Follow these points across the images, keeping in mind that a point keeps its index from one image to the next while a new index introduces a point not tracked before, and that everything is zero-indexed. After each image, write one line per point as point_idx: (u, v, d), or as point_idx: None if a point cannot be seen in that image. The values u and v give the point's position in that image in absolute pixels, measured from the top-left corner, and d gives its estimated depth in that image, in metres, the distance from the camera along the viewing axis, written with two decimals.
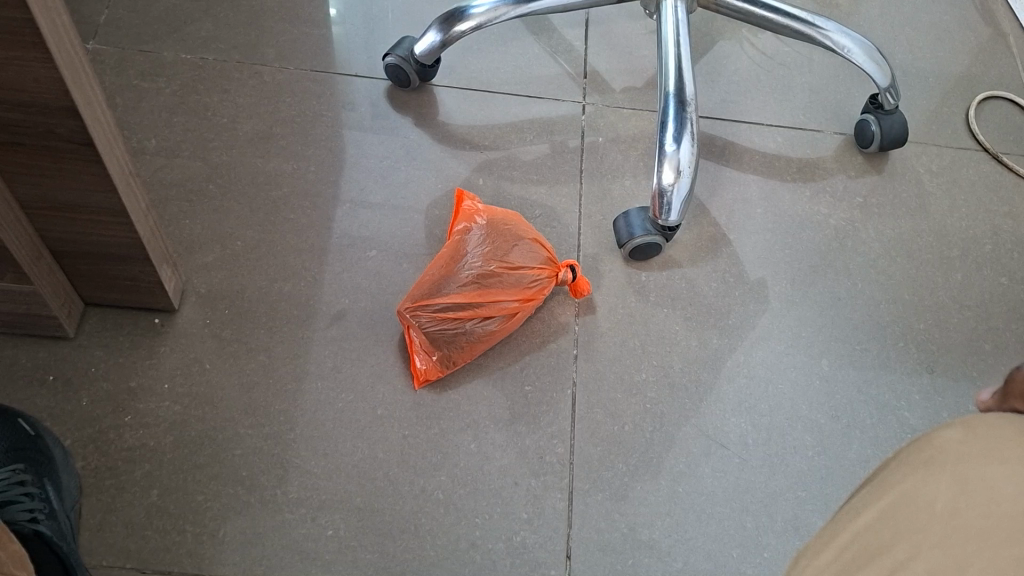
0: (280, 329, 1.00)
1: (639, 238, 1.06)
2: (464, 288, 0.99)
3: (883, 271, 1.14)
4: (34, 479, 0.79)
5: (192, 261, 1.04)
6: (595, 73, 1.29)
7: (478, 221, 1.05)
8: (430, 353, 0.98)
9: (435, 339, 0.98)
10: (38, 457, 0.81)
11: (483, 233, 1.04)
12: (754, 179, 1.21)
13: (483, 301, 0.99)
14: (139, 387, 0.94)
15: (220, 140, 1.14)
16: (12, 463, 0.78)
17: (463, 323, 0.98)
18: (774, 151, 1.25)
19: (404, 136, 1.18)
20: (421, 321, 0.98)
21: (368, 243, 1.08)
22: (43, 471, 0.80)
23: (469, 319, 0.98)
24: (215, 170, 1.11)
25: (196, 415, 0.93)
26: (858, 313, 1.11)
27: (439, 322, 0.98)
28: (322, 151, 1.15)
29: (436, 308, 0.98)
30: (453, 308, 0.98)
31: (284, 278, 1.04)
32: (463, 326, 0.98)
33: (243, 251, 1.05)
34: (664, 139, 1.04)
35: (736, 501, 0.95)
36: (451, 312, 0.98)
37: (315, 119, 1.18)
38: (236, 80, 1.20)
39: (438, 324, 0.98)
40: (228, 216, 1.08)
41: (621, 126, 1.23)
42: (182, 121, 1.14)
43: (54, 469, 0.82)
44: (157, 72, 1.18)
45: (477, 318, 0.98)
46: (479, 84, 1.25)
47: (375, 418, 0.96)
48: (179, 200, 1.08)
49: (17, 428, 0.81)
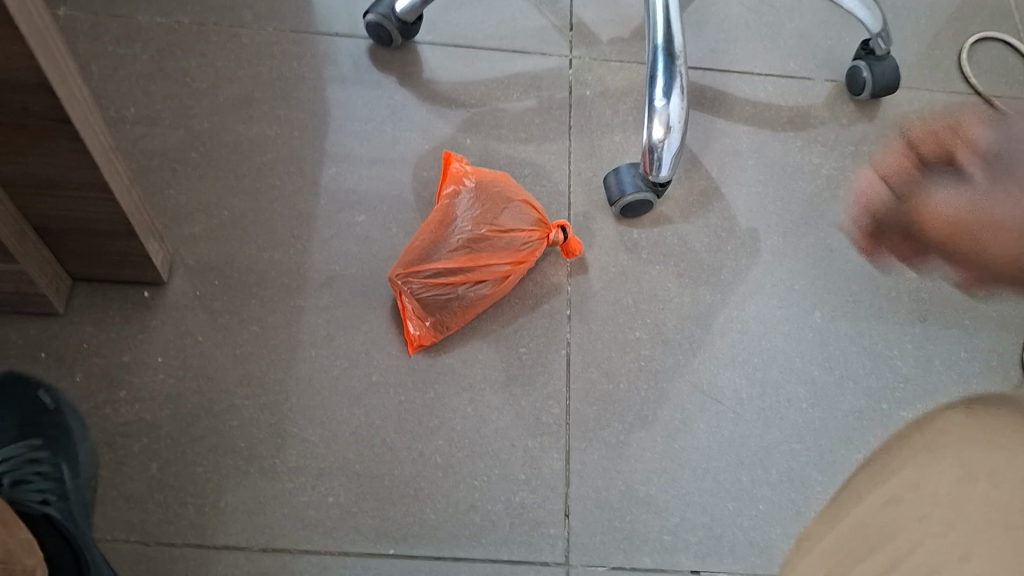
0: (271, 299, 1.00)
1: (630, 196, 1.05)
2: (454, 252, 0.97)
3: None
4: (50, 458, 0.80)
5: (178, 232, 1.02)
6: (582, 24, 1.26)
7: (467, 183, 1.02)
8: (423, 319, 0.97)
9: (427, 306, 0.96)
10: (55, 434, 0.82)
11: (472, 195, 1.01)
12: (745, 131, 1.19)
13: (475, 265, 0.97)
14: (132, 361, 0.95)
15: (201, 107, 1.11)
16: (29, 442, 0.80)
17: (455, 289, 0.96)
18: (766, 100, 1.22)
19: (388, 97, 1.16)
20: (411, 288, 0.96)
21: (357, 208, 1.06)
22: (59, 448, 0.81)
23: (460, 285, 0.96)
24: (197, 138, 1.09)
25: (192, 388, 0.94)
26: (851, 263, 1.11)
27: (431, 288, 0.96)
28: (305, 115, 1.12)
29: (427, 274, 0.96)
30: (445, 273, 0.96)
31: (273, 246, 1.03)
32: (455, 292, 0.96)
33: (230, 221, 1.04)
34: (653, 94, 1.02)
35: (731, 454, 0.97)
36: (443, 278, 0.96)
37: (296, 82, 1.15)
38: (214, 43, 1.16)
39: (430, 291, 0.96)
40: (214, 184, 1.06)
41: (610, 79, 1.21)
42: (161, 88, 1.12)
43: (74, 446, 0.83)
44: (132, 38, 1.15)
45: (468, 283, 0.96)
46: (464, 39, 1.22)
47: (371, 384, 0.96)
48: (161, 170, 1.06)
49: (37, 404, 0.83)
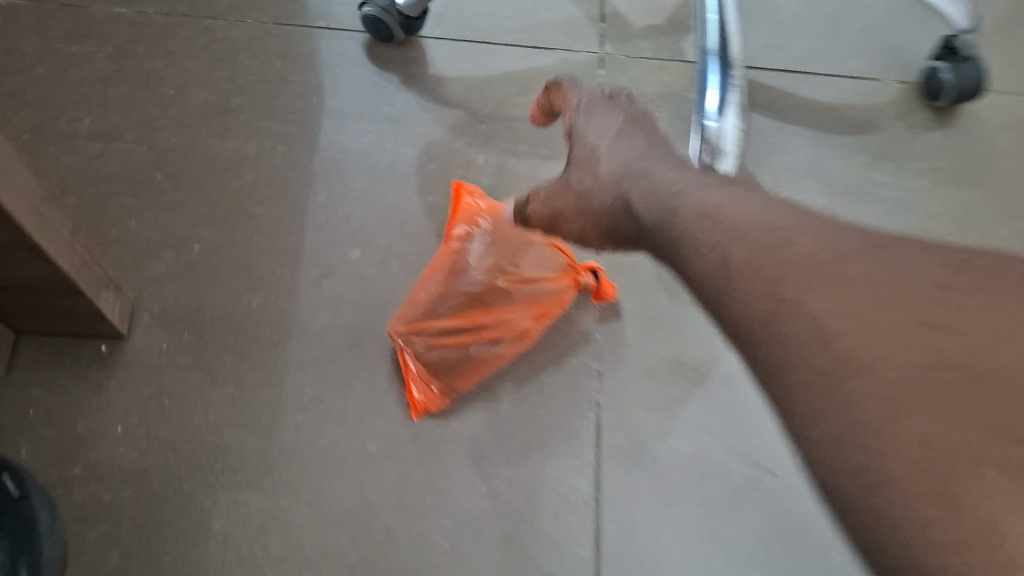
0: (249, 354, 0.85)
1: None
2: (466, 306, 0.86)
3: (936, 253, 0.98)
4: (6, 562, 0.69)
5: (141, 272, 0.88)
6: (614, 14, 1.08)
7: (482, 223, 0.89)
8: (430, 382, 0.84)
9: (432, 367, 0.84)
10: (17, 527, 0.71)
11: (488, 239, 0.89)
12: (802, 144, 1.03)
13: (491, 321, 0.86)
14: (87, 431, 0.80)
15: (167, 118, 0.96)
16: None
17: (465, 348, 0.85)
18: (826, 105, 1.06)
19: (388, 104, 1.00)
20: (416, 347, 0.85)
21: (351, 242, 0.92)
22: (21, 545, 0.71)
23: (472, 343, 0.85)
24: (164, 155, 0.94)
25: (158, 462, 0.80)
26: None
27: (441, 348, 0.85)
28: (289, 127, 0.97)
29: (435, 331, 0.85)
30: (457, 331, 0.85)
31: (251, 290, 0.88)
32: (469, 352, 0.85)
33: (201, 258, 0.89)
34: (705, 106, 0.86)
35: (789, 537, 0.83)
36: (454, 336, 0.85)
37: (278, 86, 0.99)
38: (182, 40, 1.00)
39: (438, 350, 0.85)
40: (182, 213, 0.91)
41: (645, 82, 1.04)
42: (121, 95, 0.96)
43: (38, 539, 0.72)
44: (86, 33, 0.98)
45: (484, 342, 0.86)
46: (476, 33, 1.04)
47: (367, 456, 0.82)
48: (121, 195, 0.91)
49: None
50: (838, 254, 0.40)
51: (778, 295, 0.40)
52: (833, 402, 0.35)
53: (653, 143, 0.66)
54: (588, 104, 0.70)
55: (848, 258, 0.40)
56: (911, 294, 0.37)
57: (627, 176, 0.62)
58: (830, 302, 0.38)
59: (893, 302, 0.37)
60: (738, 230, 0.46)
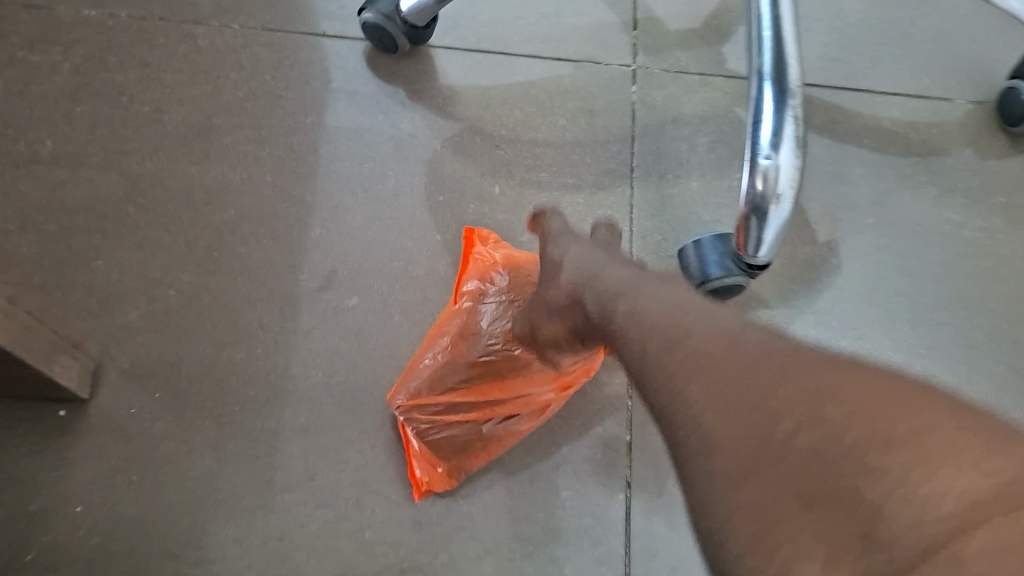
0: (229, 419, 0.74)
1: (717, 281, 0.77)
2: (477, 378, 0.73)
3: (998, 353, 0.85)
4: None
5: (108, 322, 0.77)
6: (650, 20, 0.95)
7: (495, 277, 0.76)
8: (435, 463, 0.72)
9: (439, 447, 0.73)
10: None
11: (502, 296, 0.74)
12: (861, 174, 0.91)
13: (506, 395, 0.72)
14: (41, 511, 0.69)
15: (141, 141, 0.84)
16: None
17: (476, 425, 0.73)
18: (889, 128, 0.93)
19: (393, 124, 0.88)
20: (420, 424, 0.73)
21: (348, 287, 0.81)
22: None
23: (486, 420, 0.72)
24: (136, 184, 0.82)
25: (122, 549, 0.69)
26: (998, 363, 0.85)
27: (446, 426, 0.72)
28: (280, 151, 0.85)
29: (440, 407, 0.72)
30: (465, 407, 0.72)
31: (233, 342, 0.77)
32: (480, 429, 0.73)
33: (177, 305, 0.78)
34: (756, 140, 0.73)
35: None
36: (462, 413, 0.72)
37: (269, 103, 0.87)
38: (161, 49, 0.88)
39: (445, 427, 0.73)
40: (157, 252, 0.80)
41: (684, 101, 0.92)
42: (90, 112, 0.85)
43: None
44: (50, 39, 0.87)
45: (498, 418, 0.73)
46: (493, 42, 0.92)
47: (362, 544, 0.72)
48: (87, 232, 0.80)
49: None
50: (736, 334, 0.37)
51: (662, 370, 0.38)
52: (700, 453, 0.34)
53: (616, 255, 0.62)
54: (557, 229, 0.68)
55: (735, 336, 0.37)
56: (806, 386, 0.32)
57: (574, 281, 0.58)
58: (708, 377, 0.35)
59: (751, 376, 0.34)
60: (645, 313, 0.44)
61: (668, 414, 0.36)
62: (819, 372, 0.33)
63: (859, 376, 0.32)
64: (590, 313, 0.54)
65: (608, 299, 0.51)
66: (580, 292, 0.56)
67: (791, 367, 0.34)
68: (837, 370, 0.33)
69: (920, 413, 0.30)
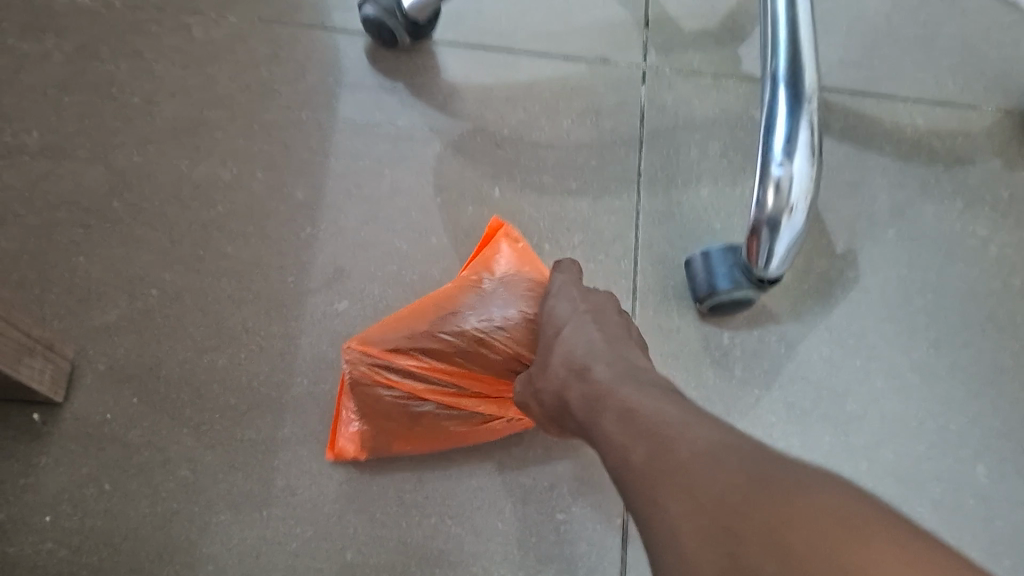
0: (209, 429, 0.72)
1: (723, 295, 0.75)
2: (437, 356, 0.69)
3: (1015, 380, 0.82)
4: None
5: (87, 323, 0.74)
6: (664, 17, 0.91)
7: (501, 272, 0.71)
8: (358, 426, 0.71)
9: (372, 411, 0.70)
10: None
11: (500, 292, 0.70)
12: (881, 184, 0.87)
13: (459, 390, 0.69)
14: (8, 521, 0.67)
15: (129, 135, 0.81)
16: None
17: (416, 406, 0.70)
18: (912, 135, 0.89)
19: (391, 122, 0.84)
20: (362, 379, 0.69)
21: (339, 291, 0.77)
22: None
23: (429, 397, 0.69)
24: (123, 179, 0.79)
25: (93, 562, 0.67)
26: (1012, 392, 0.82)
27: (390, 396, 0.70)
28: (273, 148, 0.82)
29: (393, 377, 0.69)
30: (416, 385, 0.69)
31: (218, 347, 0.74)
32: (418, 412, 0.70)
33: (160, 306, 0.75)
34: (769, 148, 0.69)
35: None
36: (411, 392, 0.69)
37: (262, 98, 0.84)
38: (154, 37, 0.85)
39: (388, 393, 0.70)
40: (141, 250, 0.77)
41: (697, 103, 0.88)
42: (77, 103, 0.81)
43: None
44: (38, 24, 0.83)
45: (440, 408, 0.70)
46: (498, 38, 0.88)
47: (346, 563, 0.70)
48: (69, 226, 0.77)
49: None
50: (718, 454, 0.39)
51: (645, 482, 0.40)
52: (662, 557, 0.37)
53: (616, 334, 0.59)
54: (562, 291, 0.66)
55: (717, 454, 0.39)
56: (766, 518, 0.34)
57: (570, 371, 0.56)
58: (684, 498, 0.37)
59: (726, 500, 0.36)
60: (643, 419, 0.45)
61: (648, 531, 0.38)
62: (786, 494, 0.35)
63: (819, 494, 0.35)
64: (579, 410, 0.53)
65: (602, 400, 0.50)
66: (574, 386, 0.54)
67: (759, 491, 0.36)
68: (801, 491, 0.35)
69: (865, 532, 0.32)
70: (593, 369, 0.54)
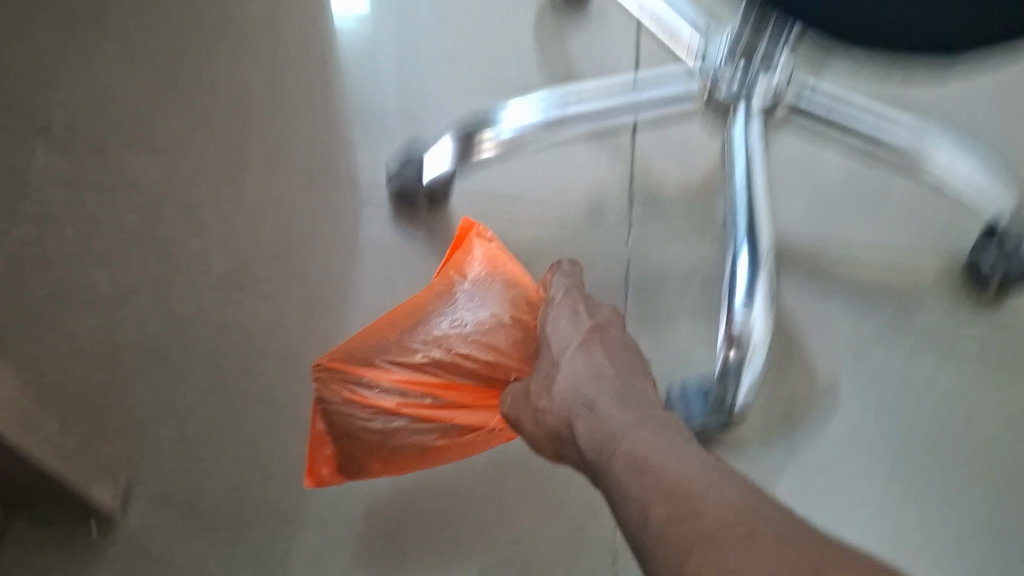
0: (243, 543, 0.83)
1: (698, 424, 0.85)
2: (405, 365, 0.79)
3: (960, 506, 0.91)
4: None
5: (143, 448, 0.87)
6: (648, 180, 1.05)
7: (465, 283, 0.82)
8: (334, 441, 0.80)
9: (354, 430, 0.79)
10: None
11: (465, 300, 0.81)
12: (838, 327, 0.98)
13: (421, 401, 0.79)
14: None
15: (183, 283, 0.94)
16: None
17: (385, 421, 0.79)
18: (867, 282, 1.01)
19: (410, 270, 0.97)
20: (333, 396, 0.79)
21: None
22: None
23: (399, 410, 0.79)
24: (177, 322, 0.92)
25: None
26: (959, 517, 0.91)
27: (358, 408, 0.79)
28: (305, 293, 0.94)
29: (360, 390, 0.79)
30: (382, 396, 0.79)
31: (255, 470, 0.86)
32: (383, 426, 0.79)
33: (206, 433, 0.88)
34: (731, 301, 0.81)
35: None
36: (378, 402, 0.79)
37: (298, 249, 0.97)
38: (210, 197, 0.99)
39: (356, 409, 0.79)
40: (192, 385, 0.90)
41: (677, 256, 1.01)
42: (143, 255, 0.96)
43: None
44: (115, 187, 0.99)
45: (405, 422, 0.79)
46: (504, 200, 1.03)
47: None
48: (133, 361, 0.91)
49: None
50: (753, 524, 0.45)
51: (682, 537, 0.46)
52: None
53: (617, 361, 0.67)
54: (561, 302, 0.74)
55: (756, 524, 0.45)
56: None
57: (576, 402, 0.63)
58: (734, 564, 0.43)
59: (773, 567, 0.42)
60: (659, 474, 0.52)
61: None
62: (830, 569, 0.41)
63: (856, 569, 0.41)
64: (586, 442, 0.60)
65: (619, 442, 0.57)
66: (583, 419, 0.61)
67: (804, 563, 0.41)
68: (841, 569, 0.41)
69: None
70: (597, 404, 0.62)
